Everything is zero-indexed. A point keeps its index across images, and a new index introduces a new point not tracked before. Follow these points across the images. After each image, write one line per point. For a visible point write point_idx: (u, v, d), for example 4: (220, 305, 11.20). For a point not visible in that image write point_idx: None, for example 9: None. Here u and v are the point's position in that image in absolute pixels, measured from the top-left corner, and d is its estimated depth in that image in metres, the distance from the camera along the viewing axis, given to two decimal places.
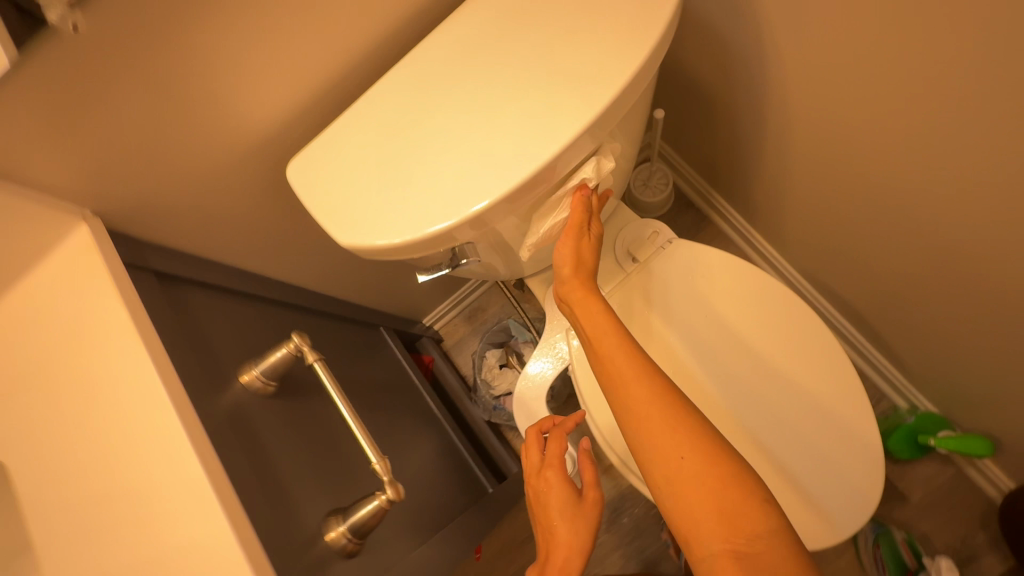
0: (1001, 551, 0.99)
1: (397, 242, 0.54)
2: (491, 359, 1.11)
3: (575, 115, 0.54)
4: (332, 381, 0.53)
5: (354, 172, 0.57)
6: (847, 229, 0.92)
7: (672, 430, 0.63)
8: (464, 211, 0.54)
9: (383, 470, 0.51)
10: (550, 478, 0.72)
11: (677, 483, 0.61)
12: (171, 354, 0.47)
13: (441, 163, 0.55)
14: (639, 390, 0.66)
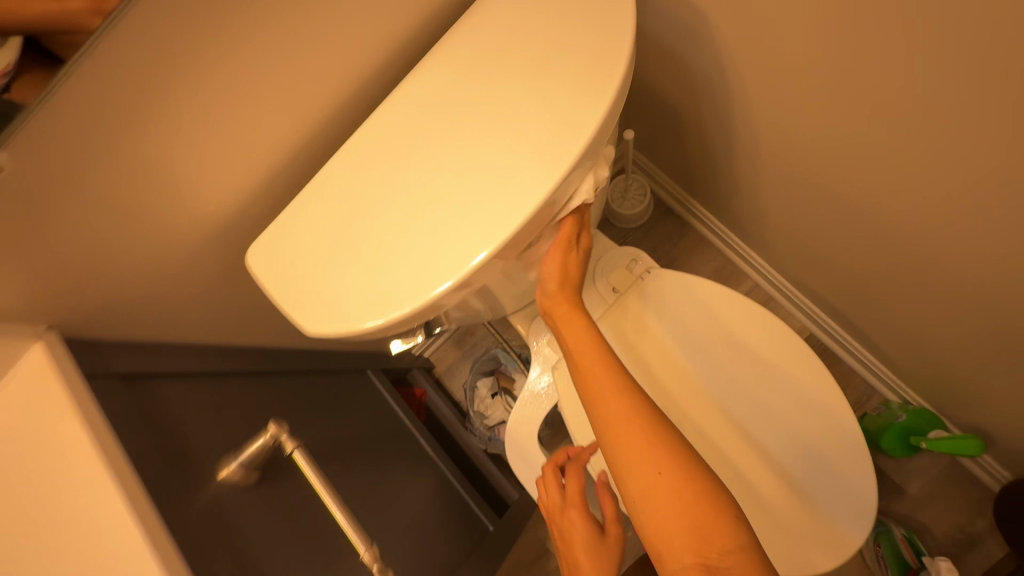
0: (999, 536, 1.00)
1: (402, 313, 0.53)
2: (483, 389, 1.09)
3: (539, 176, 0.52)
4: (312, 469, 0.52)
5: (335, 248, 0.56)
6: (826, 235, 0.92)
7: (651, 446, 0.61)
8: (464, 266, 0.52)
9: (371, 558, 0.50)
10: (572, 515, 0.70)
11: (654, 502, 0.59)
12: (141, 470, 0.45)
13: (407, 237, 0.54)
14: (618, 406, 0.64)
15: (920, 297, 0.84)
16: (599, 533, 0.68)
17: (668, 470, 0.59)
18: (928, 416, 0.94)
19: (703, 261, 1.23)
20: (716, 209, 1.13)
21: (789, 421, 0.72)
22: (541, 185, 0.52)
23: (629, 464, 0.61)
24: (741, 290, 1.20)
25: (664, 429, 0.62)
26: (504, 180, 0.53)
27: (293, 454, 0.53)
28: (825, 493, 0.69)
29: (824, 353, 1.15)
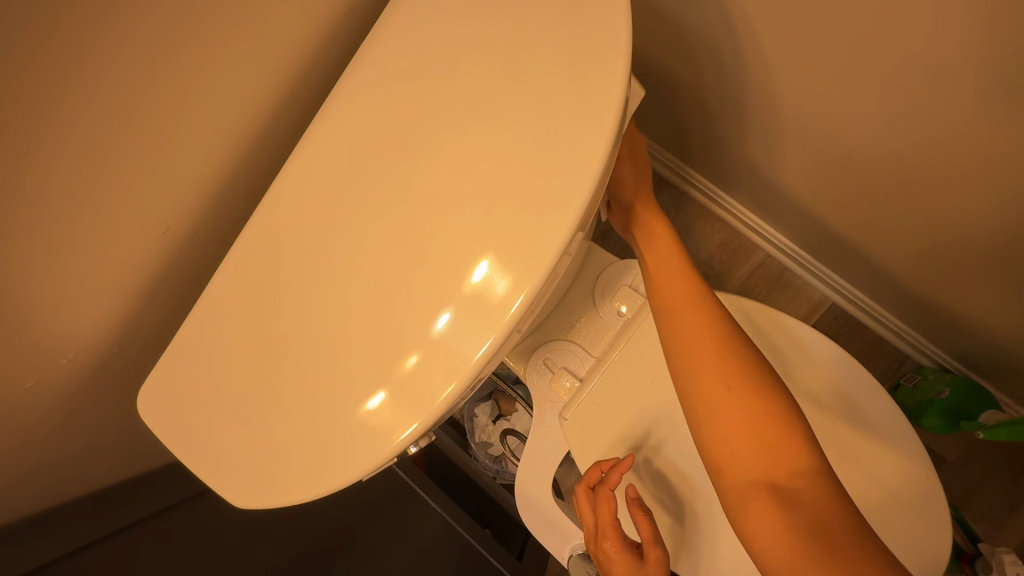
0: None
1: (436, 400, 0.43)
2: (482, 416, 0.98)
3: (544, 223, 0.42)
4: None
5: (292, 355, 0.46)
6: (851, 207, 0.79)
7: (728, 363, 0.52)
8: (492, 324, 0.42)
9: None
10: (608, 548, 0.60)
11: (722, 397, 0.51)
12: None
13: (402, 320, 0.44)
14: (691, 320, 0.55)
15: (971, 276, 0.73)
16: (639, 564, 0.59)
17: (736, 392, 0.51)
18: (976, 391, 0.86)
19: (707, 236, 1.09)
20: (719, 180, 0.99)
21: None
22: (550, 238, 0.42)
23: (693, 373, 0.53)
24: (753, 263, 1.07)
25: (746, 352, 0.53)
26: (501, 237, 0.43)
27: None
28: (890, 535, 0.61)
29: (848, 324, 1.04)
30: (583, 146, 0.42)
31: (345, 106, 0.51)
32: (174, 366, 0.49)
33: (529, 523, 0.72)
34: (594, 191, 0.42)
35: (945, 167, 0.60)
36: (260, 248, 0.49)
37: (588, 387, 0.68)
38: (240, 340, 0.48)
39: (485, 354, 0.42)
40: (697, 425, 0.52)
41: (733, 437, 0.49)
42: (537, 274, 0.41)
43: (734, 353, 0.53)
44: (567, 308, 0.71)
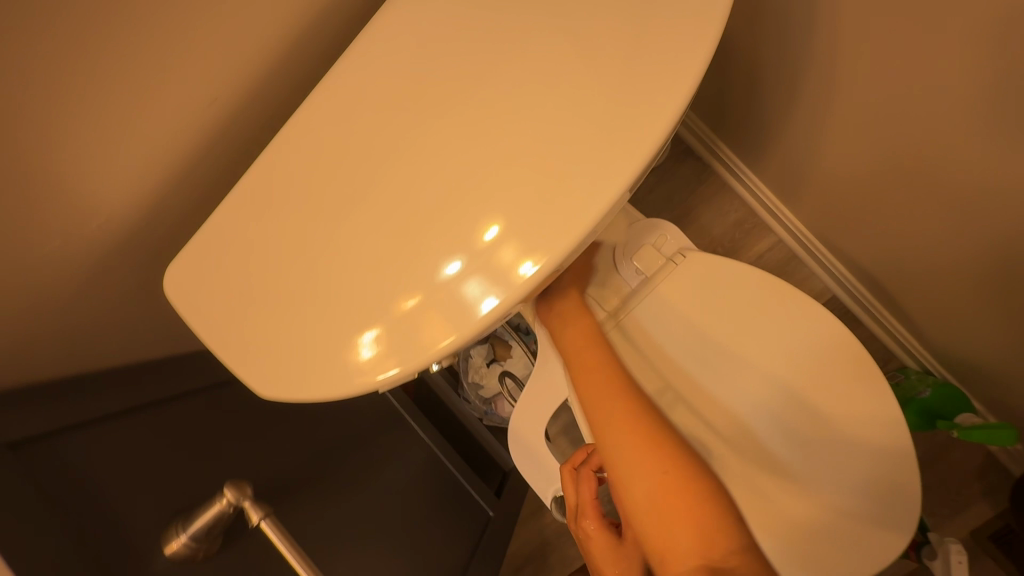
0: (993, 500, 1.00)
1: (435, 348, 0.43)
2: (477, 358, 1.00)
3: (608, 168, 0.42)
4: (283, 539, 0.42)
5: (314, 264, 0.46)
6: (874, 204, 0.79)
7: (653, 450, 0.51)
8: (507, 284, 0.42)
9: None
10: (588, 525, 0.65)
11: (653, 497, 0.49)
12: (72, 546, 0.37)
13: (417, 262, 0.44)
14: (616, 410, 0.53)
15: (976, 290, 0.75)
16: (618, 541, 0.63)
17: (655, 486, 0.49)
18: (955, 397, 0.89)
19: (723, 212, 1.08)
20: (749, 156, 0.98)
21: None
22: (598, 193, 0.42)
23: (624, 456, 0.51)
24: (763, 247, 1.07)
25: (669, 436, 0.52)
26: (545, 186, 0.42)
27: (259, 524, 0.42)
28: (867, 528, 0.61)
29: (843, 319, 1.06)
30: (658, 95, 0.43)
31: (414, 14, 0.49)
32: (196, 250, 0.48)
33: (517, 464, 0.74)
34: (658, 145, 0.42)
35: (987, 177, 0.61)
36: (291, 160, 0.48)
37: None
38: (272, 232, 0.47)
39: (491, 313, 0.42)
40: (639, 526, 0.49)
41: (675, 530, 0.47)
42: (565, 241, 0.41)
43: (663, 448, 0.51)
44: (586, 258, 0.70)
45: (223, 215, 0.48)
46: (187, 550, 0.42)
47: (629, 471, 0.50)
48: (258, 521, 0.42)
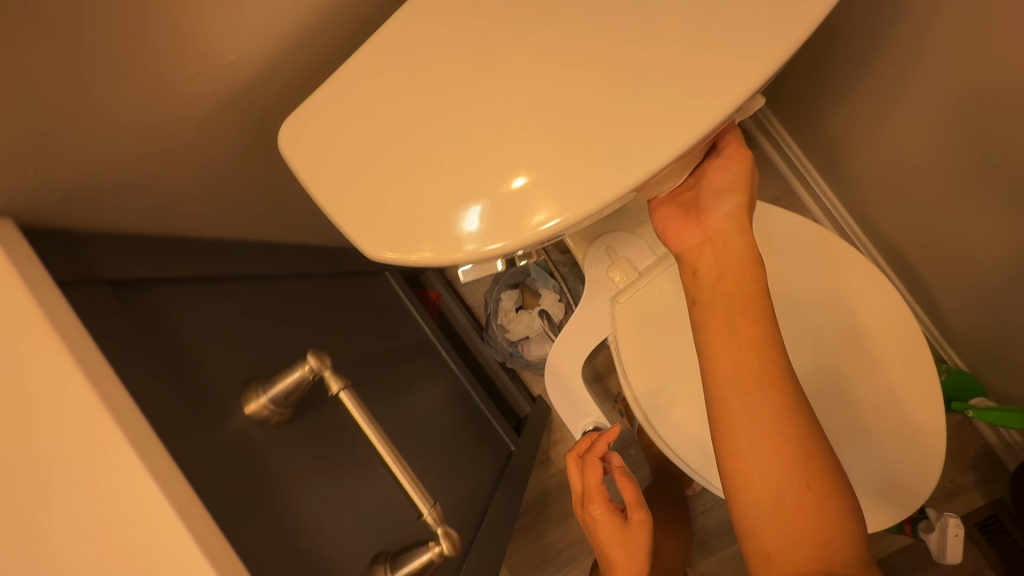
0: (984, 490, 1.04)
1: (423, 260, 0.46)
2: (507, 302, 1.02)
3: (728, 84, 0.43)
4: (362, 409, 0.43)
5: (397, 149, 0.46)
6: (922, 185, 0.81)
7: (785, 446, 0.46)
8: (518, 232, 0.45)
9: (434, 518, 0.43)
10: (595, 509, 0.68)
11: (776, 499, 0.45)
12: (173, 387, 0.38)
13: (498, 165, 0.45)
14: (750, 389, 0.48)
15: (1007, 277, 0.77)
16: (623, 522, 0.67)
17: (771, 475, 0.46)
18: (967, 382, 0.91)
19: (763, 186, 1.09)
20: (800, 130, 0.98)
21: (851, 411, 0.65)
22: (691, 119, 0.44)
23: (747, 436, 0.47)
24: None
25: (807, 436, 0.46)
26: (639, 106, 0.44)
27: (339, 393, 0.44)
28: (890, 486, 0.64)
29: None
30: (774, 24, 0.43)
31: None
32: (307, 114, 0.47)
33: (550, 396, 0.76)
34: (768, 75, 0.43)
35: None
36: (397, 43, 0.47)
37: (644, 279, 0.71)
38: (384, 107, 0.46)
39: (495, 250, 0.45)
40: (746, 518, 0.46)
41: (793, 539, 0.44)
42: (588, 206, 0.44)
43: (799, 440, 0.46)
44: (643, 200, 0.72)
45: (334, 85, 0.47)
46: (267, 412, 0.43)
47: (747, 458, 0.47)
48: (338, 390, 0.43)
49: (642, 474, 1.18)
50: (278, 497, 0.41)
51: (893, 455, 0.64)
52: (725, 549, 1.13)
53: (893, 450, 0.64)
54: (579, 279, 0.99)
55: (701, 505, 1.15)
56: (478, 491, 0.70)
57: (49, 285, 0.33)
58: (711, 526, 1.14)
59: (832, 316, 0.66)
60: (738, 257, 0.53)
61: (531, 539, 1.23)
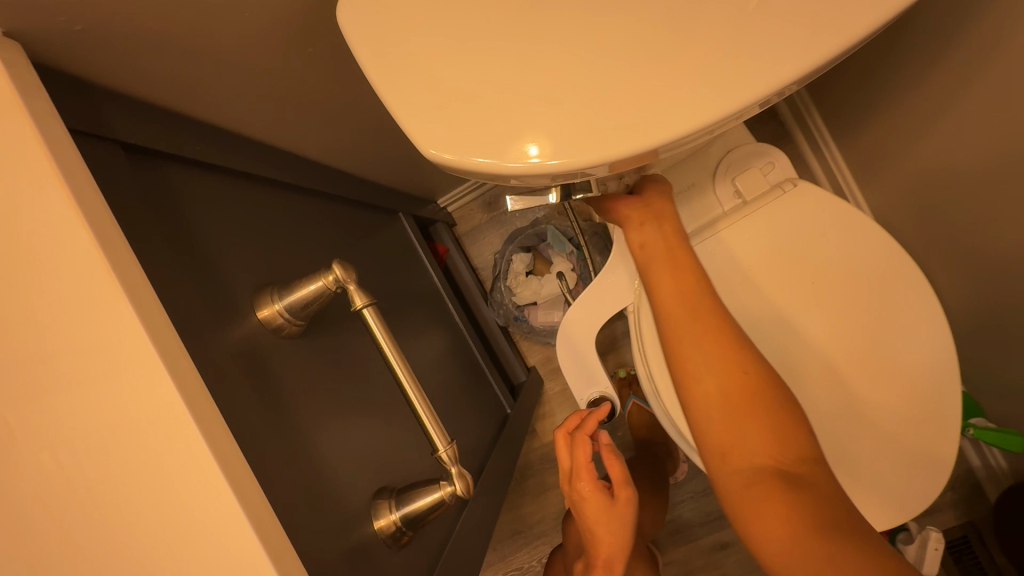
0: (959, 511, 1.05)
1: (450, 159, 0.41)
2: (518, 265, 0.98)
3: (831, 25, 0.39)
4: (385, 332, 0.39)
5: (456, 45, 0.41)
6: (952, 203, 0.77)
7: (725, 358, 0.53)
8: (557, 153, 0.40)
9: (450, 457, 0.40)
10: (582, 487, 0.64)
11: (721, 405, 0.52)
12: (181, 276, 0.34)
13: (568, 80, 0.40)
14: (685, 318, 0.55)
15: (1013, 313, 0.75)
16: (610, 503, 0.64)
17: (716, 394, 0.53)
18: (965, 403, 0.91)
19: None
20: (840, 128, 0.95)
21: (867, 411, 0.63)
22: (783, 62, 0.39)
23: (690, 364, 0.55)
24: None
25: (744, 348, 0.54)
26: (731, 38, 0.39)
27: (362, 310, 0.40)
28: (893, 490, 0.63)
29: None
30: None
31: None
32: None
33: (559, 362, 0.73)
34: (883, 18, 0.38)
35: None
36: None
37: None
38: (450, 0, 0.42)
39: (524, 167, 0.40)
40: (702, 428, 0.52)
41: (743, 432, 0.50)
42: (636, 142, 0.39)
43: (738, 360, 0.53)
44: (685, 170, 0.70)
45: None
46: (279, 320, 0.40)
47: (695, 376, 0.53)
48: (361, 305, 0.39)
49: None
50: (288, 411, 0.37)
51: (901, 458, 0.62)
52: (697, 540, 1.13)
53: (899, 455, 0.62)
54: (596, 251, 0.95)
55: (679, 494, 1.14)
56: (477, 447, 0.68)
57: (59, 128, 0.28)
58: (687, 515, 1.14)
59: (866, 313, 0.63)
60: (671, 213, 0.62)
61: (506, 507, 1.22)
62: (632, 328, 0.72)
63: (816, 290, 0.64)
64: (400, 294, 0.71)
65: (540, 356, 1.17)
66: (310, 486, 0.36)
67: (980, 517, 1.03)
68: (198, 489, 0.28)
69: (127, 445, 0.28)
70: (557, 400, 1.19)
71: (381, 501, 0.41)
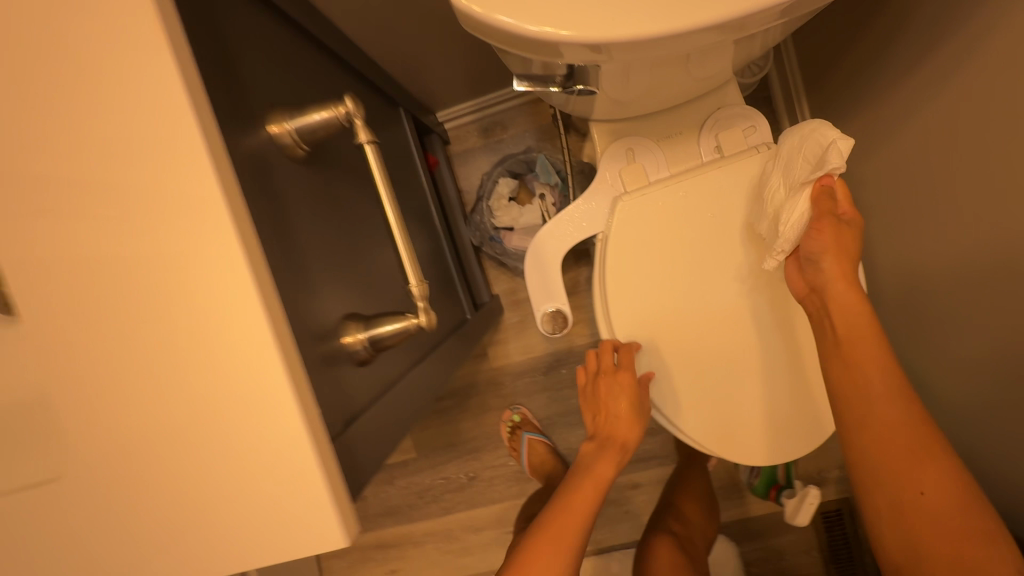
0: (840, 486, 1.18)
1: (474, 10, 0.42)
2: (503, 188, 1.02)
3: None
4: (383, 169, 0.43)
5: None
6: (896, 203, 0.85)
7: (911, 467, 0.58)
8: (569, 28, 0.42)
9: (421, 293, 0.45)
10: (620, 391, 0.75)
11: (908, 513, 0.58)
12: (205, 51, 0.37)
13: None
14: (866, 425, 0.61)
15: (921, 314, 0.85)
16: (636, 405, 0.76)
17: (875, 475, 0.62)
18: None
19: None
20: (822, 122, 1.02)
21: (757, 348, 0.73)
22: None
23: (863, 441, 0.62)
24: None
25: (935, 459, 0.58)
26: None
27: (363, 144, 0.43)
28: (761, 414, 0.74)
29: None
30: None
31: None
32: None
33: (526, 274, 0.79)
34: None
35: (981, 221, 0.67)
36: None
37: (654, 189, 0.73)
38: None
39: (539, 33, 0.42)
40: (880, 523, 0.61)
41: (927, 543, 0.57)
42: (635, 29, 0.43)
43: (923, 467, 0.58)
44: (676, 118, 0.75)
45: None
46: (289, 139, 0.42)
47: (877, 480, 0.60)
48: (365, 139, 0.43)
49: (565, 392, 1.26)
50: (286, 218, 0.41)
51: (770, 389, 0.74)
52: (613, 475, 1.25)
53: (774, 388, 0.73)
54: (579, 188, 1.01)
55: None
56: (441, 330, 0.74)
57: None
58: None
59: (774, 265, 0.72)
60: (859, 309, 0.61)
61: (444, 421, 1.30)
62: (598, 255, 0.77)
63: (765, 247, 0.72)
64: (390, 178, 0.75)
65: (505, 285, 1.22)
66: (294, 282, 0.40)
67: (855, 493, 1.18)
68: (199, 218, 0.32)
69: (151, 167, 0.32)
70: (512, 331, 1.25)
71: (351, 324, 0.45)
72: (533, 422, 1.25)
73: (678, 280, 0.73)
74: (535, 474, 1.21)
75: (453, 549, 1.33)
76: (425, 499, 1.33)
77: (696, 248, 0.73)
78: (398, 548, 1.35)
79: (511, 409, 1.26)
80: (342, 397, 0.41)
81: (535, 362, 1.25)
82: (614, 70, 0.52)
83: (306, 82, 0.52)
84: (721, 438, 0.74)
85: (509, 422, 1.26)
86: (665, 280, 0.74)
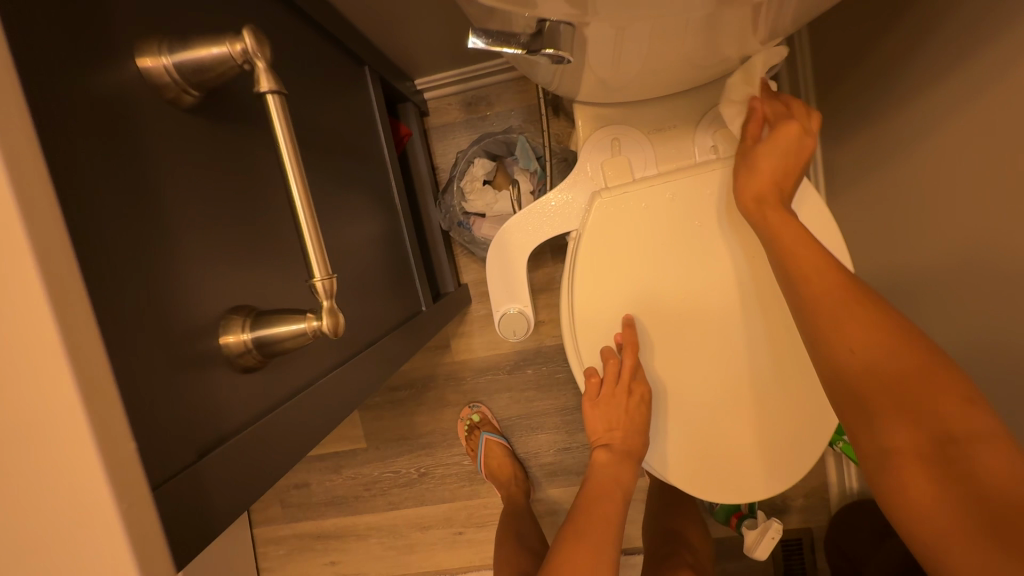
0: (803, 516, 1.13)
1: None
2: (478, 170, 0.93)
3: None
4: (287, 129, 0.34)
5: None
6: (900, 229, 0.78)
7: (889, 410, 0.49)
8: None
9: (326, 291, 0.36)
10: (636, 396, 0.65)
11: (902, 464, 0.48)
12: None
13: None
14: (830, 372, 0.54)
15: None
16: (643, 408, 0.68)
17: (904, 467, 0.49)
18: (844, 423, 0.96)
19: None
20: (829, 133, 0.94)
21: (734, 373, 0.65)
22: None
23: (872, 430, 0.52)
24: None
25: (912, 389, 0.49)
26: None
27: (265, 94, 0.34)
28: (728, 447, 0.66)
29: None
30: None
31: None
32: None
33: (487, 270, 0.70)
34: None
35: (995, 259, 0.60)
36: None
37: (637, 186, 0.65)
38: None
39: None
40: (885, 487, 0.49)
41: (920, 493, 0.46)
42: None
43: (902, 400, 0.49)
44: (671, 110, 0.67)
45: None
46: (167, 79, 0.33)
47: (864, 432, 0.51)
48: (265, 88, 0.34)
49: (528, 393, 1.19)
50: (147, 180, 0.32)
51: (744, 418, 0.66)
52: (571, 484, 1.19)
53: (747, 416, 0.65)
54: (561, 178, 0.92)
55: (567, 442, 1.19)
56: (384, 323, 0.66)
57: None
58: (568, 462, 1.19)
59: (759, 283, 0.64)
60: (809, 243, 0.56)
61: (399, 413, 1.22)
62: (568, 255, 0.69)
63: (751, 266, 0.64)
64: (340, 144, 0.65)
65: (475, 275, 1.14)
66: (148, 264, 0.31)
67: (818, 525, 1.13)
68: None
69: None
70: (477, 325, 1.17)
71: (236, 319, 0.36)
72: (492, 422, 1.18)
73: (652, 291, 0.66)
74: (490, 477, 1.14)
75: (396, 545, 1.27)
76: (371, 492, 1.26)
77: (672, 254, 0.65)
78: (339, 539, 1.28)
79: (470, 407, 1.19)
80: (202, 416, 0.32)
81: (499, 359, 1.18)
82: (601, 34, 0.43)
83: (221, 16, 0.42)
84: (683, 472, 0.67)
85: (467, 420, 1.19)
86: (637, 290, 0.66)
